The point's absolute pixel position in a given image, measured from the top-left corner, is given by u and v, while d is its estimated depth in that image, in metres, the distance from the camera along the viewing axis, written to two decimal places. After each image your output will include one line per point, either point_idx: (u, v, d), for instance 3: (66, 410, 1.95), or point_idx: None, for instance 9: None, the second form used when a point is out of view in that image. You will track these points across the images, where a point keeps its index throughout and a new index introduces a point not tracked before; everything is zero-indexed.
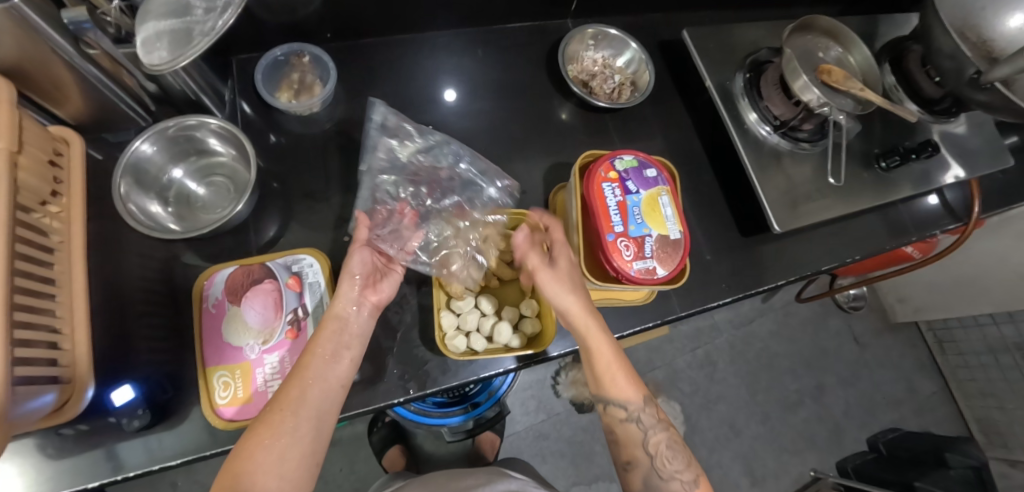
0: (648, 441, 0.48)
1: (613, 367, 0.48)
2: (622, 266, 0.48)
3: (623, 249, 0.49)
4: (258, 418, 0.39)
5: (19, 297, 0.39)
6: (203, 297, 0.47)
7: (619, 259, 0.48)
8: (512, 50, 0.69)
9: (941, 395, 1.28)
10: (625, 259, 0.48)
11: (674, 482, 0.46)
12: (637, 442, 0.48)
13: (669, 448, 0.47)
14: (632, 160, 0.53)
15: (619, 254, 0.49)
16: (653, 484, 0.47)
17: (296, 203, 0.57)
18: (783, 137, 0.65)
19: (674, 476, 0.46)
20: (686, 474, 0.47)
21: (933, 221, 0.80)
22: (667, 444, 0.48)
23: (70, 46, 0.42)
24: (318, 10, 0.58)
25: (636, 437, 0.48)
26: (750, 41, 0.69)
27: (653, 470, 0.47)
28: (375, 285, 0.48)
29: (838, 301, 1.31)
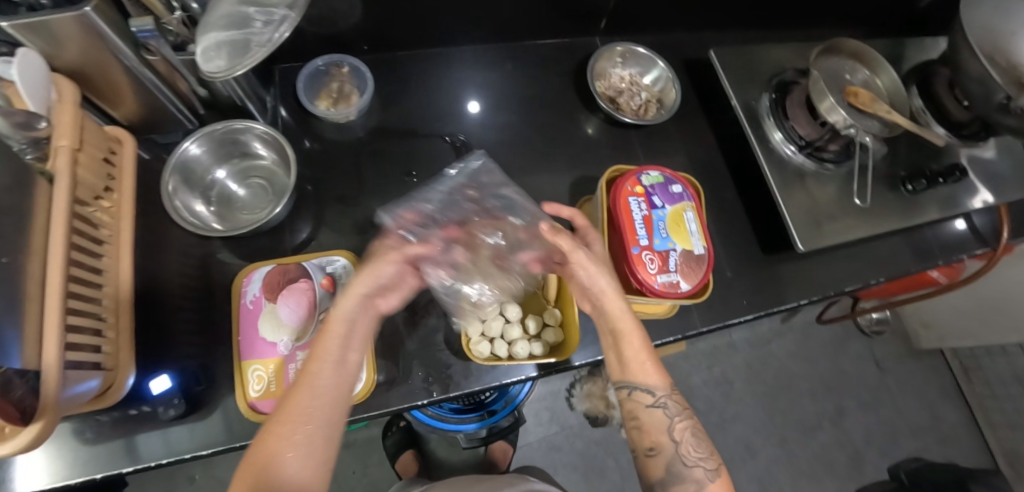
0: (673, 427, 0.46)
1: (642, 351, 0.46)
2: (646, 279, 0.49)
3: (647, 262, 0.50)
4: (264, 431, 0.38)
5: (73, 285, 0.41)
6: (241, 293, 0.49)
7: (643, 272, 0.49)
8: (541, 65, 0.71)
9: (966, 426, 1.24)
10: (649, 273, 0.49)
11: (697, 469, 0.45)
12: (662, 427, 0.46)
13: (692, 436, 0.46)
14: (658, 176, 0.54)
15: (644, 267, 0.50)
16: (677, 471, 0.45)
17: (329, 207, 0.59)
18: (808, 157, 0.65)
19: (697, 463, 0.45)
20: (708, 462, 0.46)
21: (960, 245, 0.79)
22: (691, 431, 0.47)
23: (132, 54, 0.45)
24: (359, 23, 0.61)
25: (660, 422, 0.46)
26: (776, 62, 0.70)
27: (676, 456, 0.45)
28: (384, 297, 0.46)
29: (860, 324, 1.28)
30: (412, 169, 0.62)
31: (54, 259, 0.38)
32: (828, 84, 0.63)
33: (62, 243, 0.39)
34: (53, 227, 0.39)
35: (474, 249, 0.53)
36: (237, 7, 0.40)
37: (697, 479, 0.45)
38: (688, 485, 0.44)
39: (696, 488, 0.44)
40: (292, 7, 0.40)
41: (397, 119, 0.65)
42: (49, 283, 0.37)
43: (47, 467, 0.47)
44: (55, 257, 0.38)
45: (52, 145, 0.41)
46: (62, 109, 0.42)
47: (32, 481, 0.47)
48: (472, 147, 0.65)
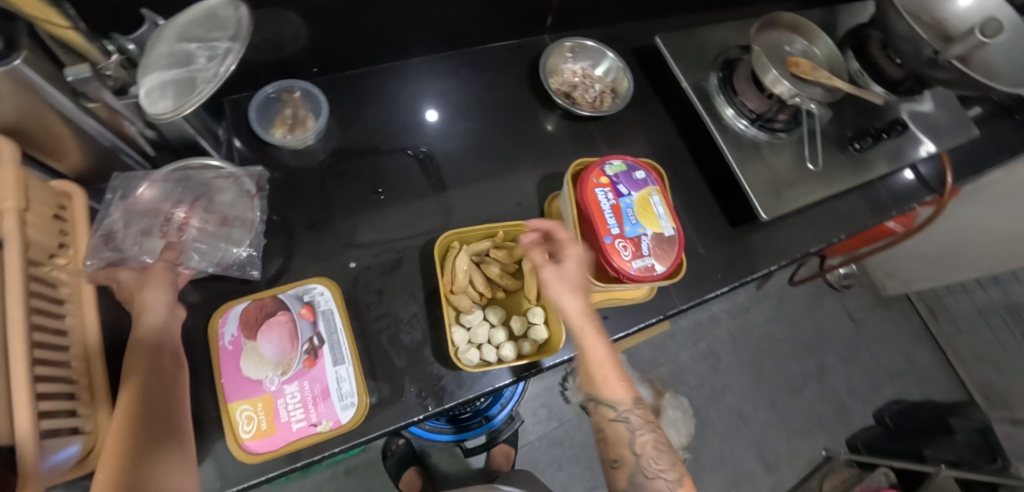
0: (635, 439, 0.46)
1: (609, 366, 0.47)
2: (622, 266, 0.50)
3: (621, 250, 0.51)
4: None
5: (37, 350, 0.39)
6: (218, 334, 0.47)
7: (619, 260, 0.50)
8: (494, 68, 0.72)
9: (938, 364, 1.32)
10: (625, 259, 0.50)
11: (658, 481, 0.44)
12: (624, 440, 0.46)
13: (655, 448, 0.46)
14: (620, 164, 0.56)
15: (618, 255, 0.51)
16: (638, 482, 0.45)
17: (299, 235, 0.58)
18: (759, 129, 0.68)
19: (658, 475, 0.45)
20: (670, 475, 0.45)
21: (910, 195, 0.83)
22: (653, 444, 0.46)
23: (69, 101, 0.43)
24: (306, 46, 0.60)
25: (623, 435, 0.46)
26: (719, 41, 0.72)
27: (637, 469, 0.45)
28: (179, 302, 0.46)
29: (830, 281, 1.34)
30: (379, 186, 0.62)
31: (14, 326, 0.36)
32: (770, 57, 0.66)
33: (20, 307, 0.37)
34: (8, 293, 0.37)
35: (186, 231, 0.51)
36: (179, 45, 0.39)
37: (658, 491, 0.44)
38: None
39: None
40: (232, 35, 0.39)
41: (357, 138, 0.64)
42: (11, 351, 0.35)
43: None
44: (14, 324, 0.36)
45: None
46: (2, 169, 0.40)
47: None
48: (436, 158, 0.65)
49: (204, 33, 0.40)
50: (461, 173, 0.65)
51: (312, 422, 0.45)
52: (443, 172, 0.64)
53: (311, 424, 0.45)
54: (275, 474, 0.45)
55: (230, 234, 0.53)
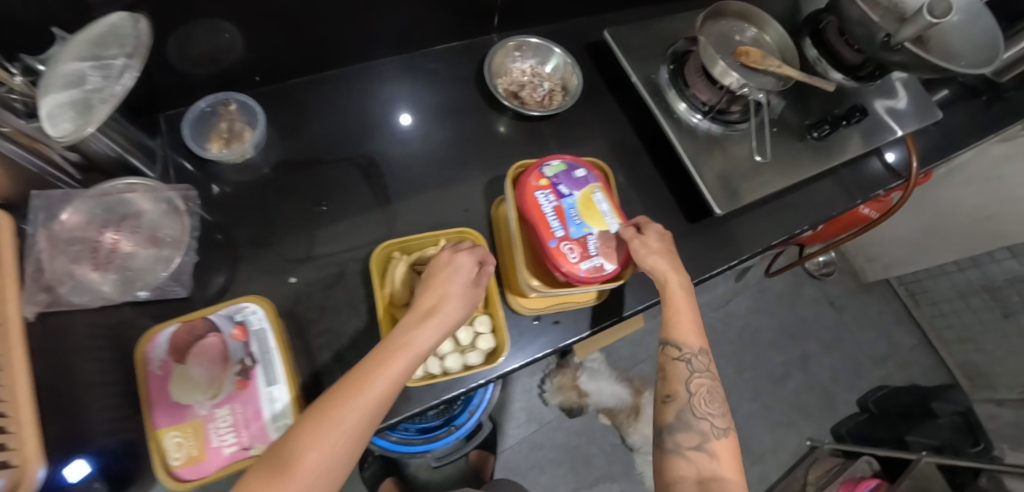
0: (693, 380, 0.48)
1: (686, 314, 0.50)
2: (569, 268, 0.48)
3: (568, 253, 0.49)
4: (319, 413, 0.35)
5: None
6: (146, 360, 0.46)
7: (566, 263, 0.48)
8: (442, 70, 0.70)
9: (921, 348, 1.31)
10: (572, 262, 0.49)
11: (705, 422, 0.46)
12: (682, 378, 0.48)
13: (709, 393, 0.48)
14: (559, 164, 0.54)
15: (565, 258, 0.49)
16: (686, 420, 0.46)
17: (242, 252, 0.57)
18: (713, 122, 0.66)
19: (705, 417, 0.47)
20: (718, 422, 0.47)
21: (875, 181, 0.82)
22: (708, 389, 0.48)
23: None
24: (242, 57, 0.58)
25: (682, 372, 0.48)
26: (671, 32, 0.71)
27: (687, 406, 0.47)
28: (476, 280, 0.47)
29: (810, 270, 1.33)
30: (321, 198, 0.60)
31: None
32: (719, 48, 0.65)
33: None
34: None
35: (115, 256, 0.49)
36: (72, 65, 0.37)
37: (702, 430, 0.46)
38: (693, 434, 0.46)
39: (699, 440, 0.45)
40: (128, 49, 0.38)
41: (299, 148, 0.63)
42: None
43: None
44: None
45: None
46: None
47: None
48: (382, 166, 0.63)
49: (100, 50, 0.38)
50: (408, 180, 0.63)
51: (243, 445, 0.44)
52: (388, 180, 0.63)
53: (242, 448, 0.44)
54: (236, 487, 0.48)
55: (160, 253, 0.51)
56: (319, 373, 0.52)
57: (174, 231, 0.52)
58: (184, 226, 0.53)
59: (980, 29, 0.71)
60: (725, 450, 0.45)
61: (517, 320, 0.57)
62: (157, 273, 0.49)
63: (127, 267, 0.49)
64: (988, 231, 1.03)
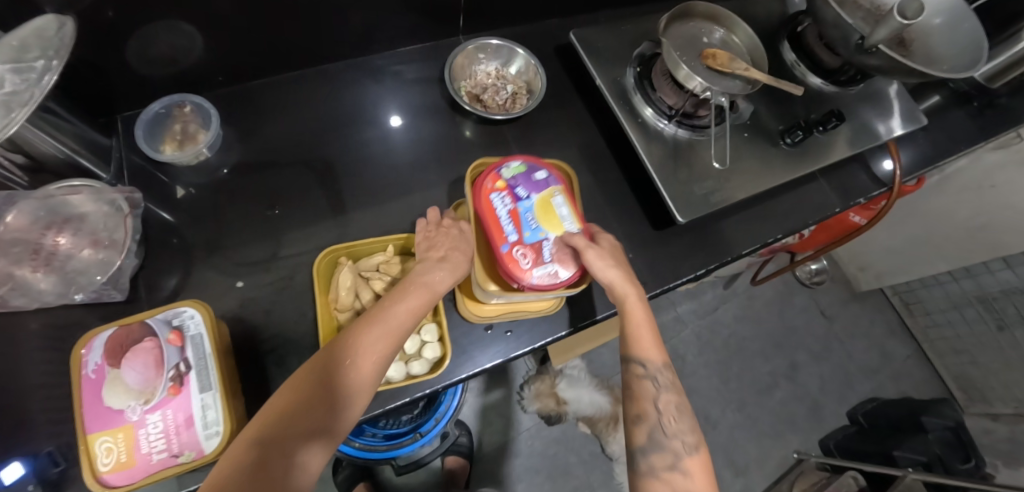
0: (660, 397, 0.45)
1: (646, 326, 0.47)
2: (519, 275, 0.46)
3: (520, 259, 0.47)
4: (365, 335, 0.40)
5: None
6: (81, 363, 0.45)
7: (516, 269, 0.46)
8: (407, 72, 0.70)
9: (914, 359, 1.27)
10: (523, 269, 0.46)
11: (675, 442, 0.43)
12: (650, 397, 0.45)
13: (677, 409, 0.45)
14: (519, 165, 0.51)
15: (517, 264, 0.46)
16: (657, 440, 0.43)
17: (194, 255, 0.56)
18: (679, 126, 0.64)
19: (675, 435, 0.43)
20: (689, 438, 0.43)
21: (856, 189, 0.80)
22: (676, 404, 0.45)
23: None
24: (201, 59, 0.58)
25: (649, 389, 0.45)
26: (640, 34, 0.69)
27: (658, 427, 0.43)
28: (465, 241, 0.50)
29: (800, 278, 1.30)
30: (274, 202, 0.60)
31: None
32: (685, 50, 0.63)
33: None
34: None
35: (55, 260, 0.49)
36: None
37: (675, 450, 0.43)
38: (666, 455, 0.42)
39: (673, 460, 0.42)
40: (49, 52, 0.38)
41: (258, 149, 0.62)
42: None
43: None
44: None
45: None
46: None
47: None
48: (339, 169, 0.62)
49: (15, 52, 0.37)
50: (367, 184, 0.62)
51: (173, 452, 0.43)
52: (344, 184, 0.62)
53: (172, 455, 0.43)
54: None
55: (101, 256, 0.51)
56: (265, 378, 0.52)
57: (118, 235, 0.52)
58: (128, 228, 0.52)
59: (961, 32, 0.69)
60: (698, 468, 0.42)
61: (468, 328, 0.56)
62: (95, 277, 0.50)
63: (71, 268, 0.49)
64: (980, 241, 1.00)
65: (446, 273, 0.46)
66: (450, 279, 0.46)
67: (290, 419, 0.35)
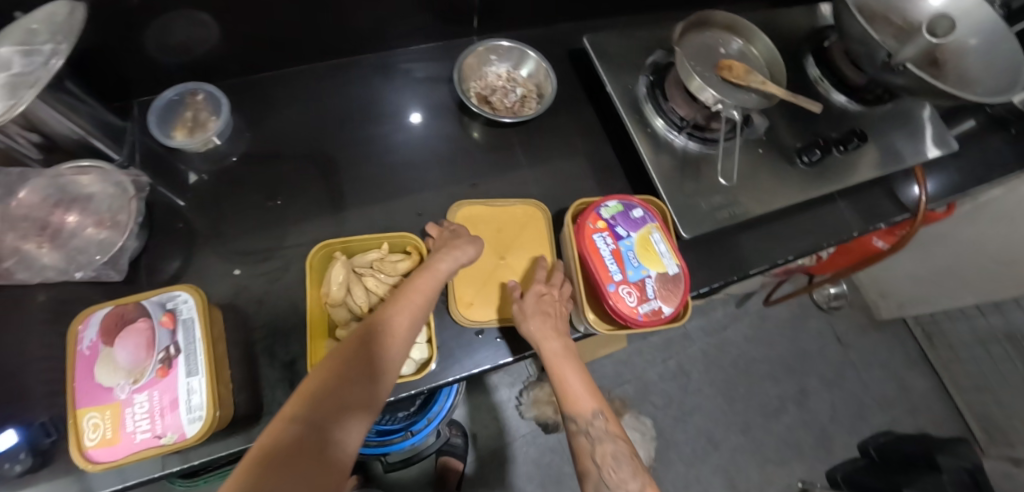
0: (597, 450, 0.45)
1: (570, 380, 0.48)
2: (628, 313, 0.50)
3: (626, 296, 0.51)
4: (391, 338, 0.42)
5: None
6: (77, 339, 0.47)
7: (625, 307, 0.50)
8: (418, 70, 0.70)
9: (934, 393, 1.21)
10: (631, 306, 0.51)
11: None
12: (587, 453, 0.45)
13: (616, 459, 0.44)
14: (617, 205, 0.56)
15: (623, 301, 0.51)
16: None
17: (196, 241, 0.58)
18: (689, 138, 0.63)
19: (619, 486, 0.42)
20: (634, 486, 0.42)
21: (877, 213, 0.76)
22: (614, 454, 0.45)
23: None
24: (216, 49, 0.59)
25: (585, 446, 0.46)
26: (655, 42, 0.67)
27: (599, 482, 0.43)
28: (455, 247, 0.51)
29: (817, 301, 1.25)
30: (276, 193, 0.60)
31: None
32: (700, 61, 0.61)
33: None
34: None
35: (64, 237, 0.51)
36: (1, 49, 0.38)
37: None
38: None
39: None
40: (58, 36, 0.39)
41: (265, 140, 0.63)
42: None
43: None
44: None
45: None
46: None
47: None
48: (344, 163, 0.63)
49: (32, 36, 0.39)
50: (369, 180, 0.62)
51: (156, 434, 0.44)
52: (347, 179, 0.62)
53: (154, 436, 0.44)
54: (158, 474, 0.48)
55: (105, 236, 0.52)
56: (253, 366, 0.52)
57: (121, 215, 0.51)
58: (131, 210, 0.51)
59: (999, 54, 0.65)
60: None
61: (458, 332, 0.55)
62: (95, 257, 0.50)
63: (73, 245, 0.51)
64: (1009, 277, 0.95)
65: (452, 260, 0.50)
66: (453, 261, 0.50)
67: (331, 384, 0.36)
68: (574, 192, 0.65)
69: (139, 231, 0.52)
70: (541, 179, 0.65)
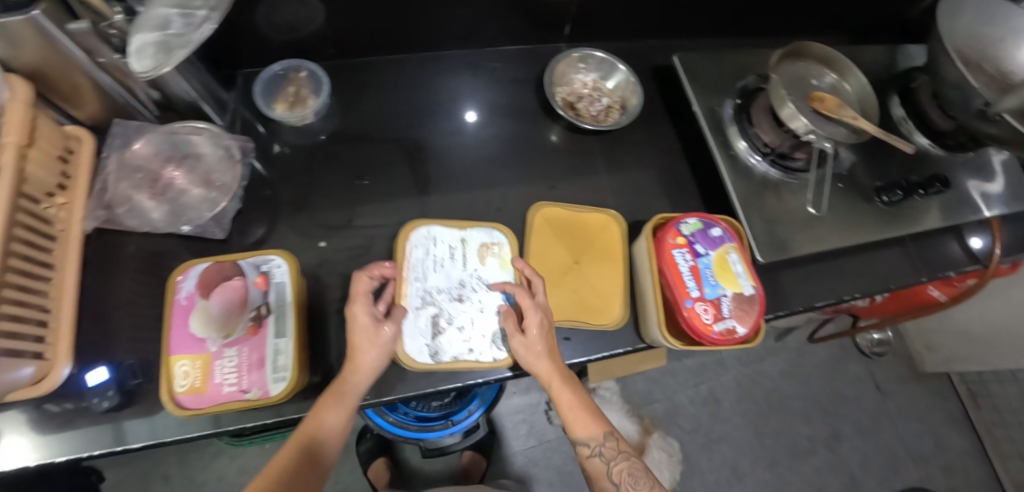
0: (613, 469, 0.47)
1: (575, 407, 0.49)
2: (703, 330, 0.51)
3: (702, 313, 0.51)
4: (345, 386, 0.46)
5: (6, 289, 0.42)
6: (176, 289, 0.49)
7: (700, 323, 0.51)
8: (505, 69, 0.71)
9: (973, 455, 1.17)
10: (706, 323, 0.51)
11: None
12: (603, 473, 0.47)
13: (632, 475, 0.46)
14: (696, 222, 0.56)
15: (699, 318, 0.51)
16: None
17: (283, 210, 0.60)
18: (772, 165, 0.63)
19: None
20: None
21: (947, 262, 0.74)
22: (630, 471, 0.47)
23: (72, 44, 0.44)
24: (320, 30, 0.62)
25: (600, 467, 0.47)
26: (742, 67, 0.68)
27: None
28: (362, 353, 0.46)
29: (860, 345, 1.23)
30: (363, 173, 0.63)
31: None
32: (792, 90, 0.61)
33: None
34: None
35: (170, 191, 0.56)
36: (160, 9, 0.40)
37: None
38: None
39: None
40: (213, 4, 0.40)
41: (356, 122, 0.65)
42: None
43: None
44: None
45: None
46: (11, 108, 0.43)
47: None
48: (427, 153, 0.65)
49: None
50: (452, 172, 0.64)
51: (242, 388, 0.46)
52: (430, 168, 0.64)
53: (240, 390, 0.46)
54: (209, 431, 0.48)
55: (210, 194, 0.56)
56: (328, 337, 0.54)
57: (225, 178, 0.57)
58: (236, 174, 0.57)
59: None
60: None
61: None
62: (200, 214, 0.55)
63: (181, 201, 0.56)
64: None
65: (381, 352, 0.47)
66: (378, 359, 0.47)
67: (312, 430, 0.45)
68: (647, 205, 0.66)
69: (240, 194, 0.58)
70: (617, 188, 0.66)
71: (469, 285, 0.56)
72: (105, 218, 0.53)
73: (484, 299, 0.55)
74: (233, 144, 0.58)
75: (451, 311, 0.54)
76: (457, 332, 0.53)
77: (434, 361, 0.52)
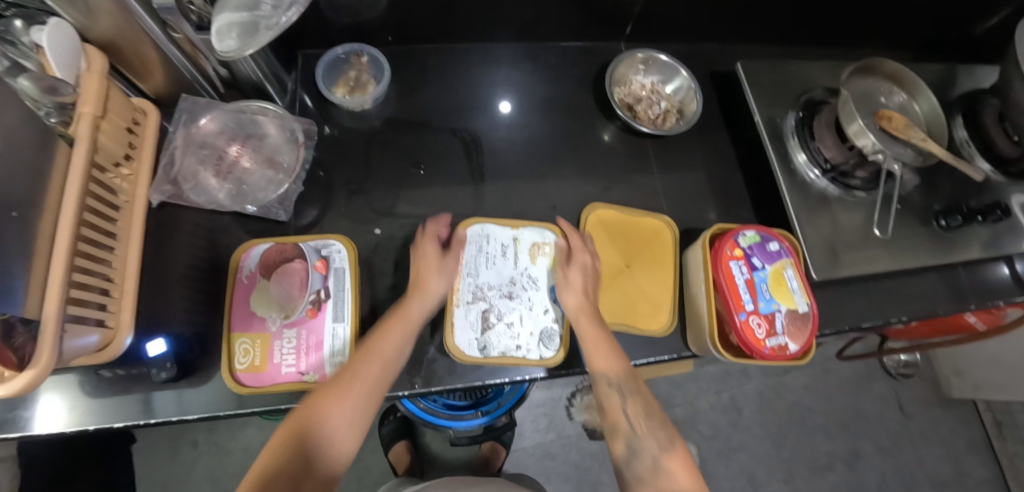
0: (626, 406, 0.47)
1: (602, 342, 0.49)
2: (755, 344, 0.50)
3: (755, 327, 0.51)
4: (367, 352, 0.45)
5: (80, 259, 0.41)
6: (237, 267, 0.50)
7: (753, 338, 0.50)
8: (562, 65, 0.70)
9: (993, 485, 1.15)
10: (759, 338, 0.50)
11: (649, 443, 0.44)
12: (617, 409, 0.47)
13: (643, 412, 0.46)
14: (754, 235, 0.55)
15: (752, 332, 0.50)
16: (634, 447, 0.45)
17: (337, 193, 0.60)
18: (831, 182, 0.62)
19: (649, 436, 0.45)
20: (661, 436, 0.45)
21: (999, 289, 0.72)
22: (643, 408, 0.46)
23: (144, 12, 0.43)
24: (382, 15, 0.61)
25: (615, 403, 0.47)
26: (806, 79, 0.67)
27: (631, 433, 0.45)
28: (429, 274, 0.52)
29: (886, 365, 1.21)
30: (419, 161, 0.63)
31: (60, 235, 0.38)
32: (859, 106, 0.60)
33: (71, 219, 0.39)
34: (65, 203, 0.39)
35: (234, 169, 0.57)
36: None
37: (651, 452, 0.44)
38: (644, 461, 0.43)
39: (651, 463, 0.43)
40: None
41: (412, 110, 0.65)
42: (57, 241, 0.38)
43: (62, 413, 0.49)
44: (62, 235, 0.38)
45: (77, 111, 0.42)
46: (88, 78, 0.43)
47: (42, 424, 0.48)
48: (481, 145, 0.64)
49: None
50: (505, 165, 0.64)
51: (300, 370, 0.47)
52: (486, 160, 0.64)
53: (298, 371, 0.47)
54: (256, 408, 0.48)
55: (274, 175, 0.58)
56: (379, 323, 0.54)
57: (288, 158, 0.58)
58: (299, 156, 0.58)
59: None
60: (679, 464, 0.43)
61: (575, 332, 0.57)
62: (265, 195, 0.56)
63: (244, 181, 0.57)
64: None
65: (444, 275, 0.52)
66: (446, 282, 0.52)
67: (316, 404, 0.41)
68: (699, 212, 0.65)
69: (302, 177, 0.59)
70: (670, 193, 0.65)
71: (519, 282, 0.56)
72: (171, 193, 0.53)
73: (534, 296, 0.55)
74: (297, 128, 0.59)
75: (501, 308, 0.54)
76: (506, 328, 0.53)
77: (482, 354, 0.52)
